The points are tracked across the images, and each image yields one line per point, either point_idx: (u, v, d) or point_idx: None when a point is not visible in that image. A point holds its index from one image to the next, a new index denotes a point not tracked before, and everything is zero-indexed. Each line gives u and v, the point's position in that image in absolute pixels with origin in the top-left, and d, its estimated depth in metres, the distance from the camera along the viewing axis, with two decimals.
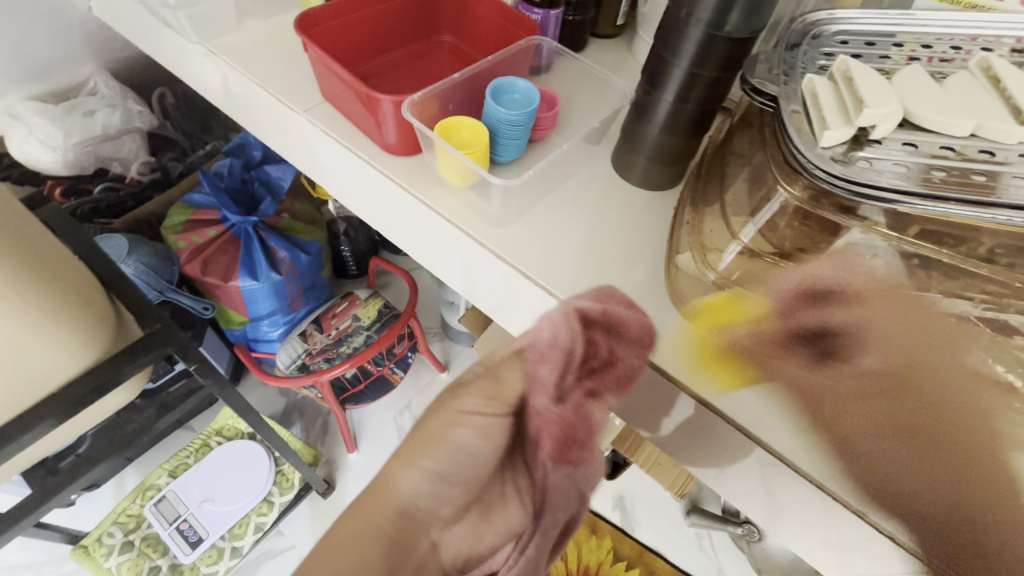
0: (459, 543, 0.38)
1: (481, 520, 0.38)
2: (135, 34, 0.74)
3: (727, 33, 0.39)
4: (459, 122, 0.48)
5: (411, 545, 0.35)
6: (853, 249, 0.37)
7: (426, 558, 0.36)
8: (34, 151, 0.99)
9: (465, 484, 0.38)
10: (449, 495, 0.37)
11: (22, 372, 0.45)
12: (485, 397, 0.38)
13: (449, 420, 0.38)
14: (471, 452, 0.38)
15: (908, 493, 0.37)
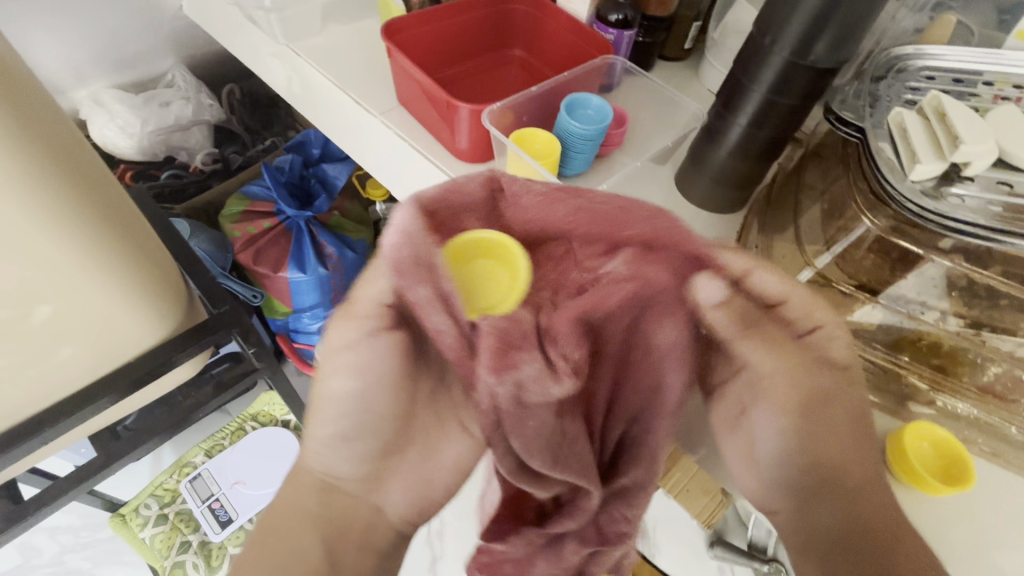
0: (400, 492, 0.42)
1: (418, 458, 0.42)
2: (222, 32, 0.79)
3: (812, 63, 0.40)
4: (533, 133, 0.49)
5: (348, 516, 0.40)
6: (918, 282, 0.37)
7: (372, 519, 0.41)
8: (113, 136, 1.05)
9: (363, 435, 0.39)
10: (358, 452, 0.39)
11: (106, 341, 0.48)
12: (347, 322, 0.36)
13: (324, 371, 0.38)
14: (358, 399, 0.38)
15: (974, 533, 0.36)
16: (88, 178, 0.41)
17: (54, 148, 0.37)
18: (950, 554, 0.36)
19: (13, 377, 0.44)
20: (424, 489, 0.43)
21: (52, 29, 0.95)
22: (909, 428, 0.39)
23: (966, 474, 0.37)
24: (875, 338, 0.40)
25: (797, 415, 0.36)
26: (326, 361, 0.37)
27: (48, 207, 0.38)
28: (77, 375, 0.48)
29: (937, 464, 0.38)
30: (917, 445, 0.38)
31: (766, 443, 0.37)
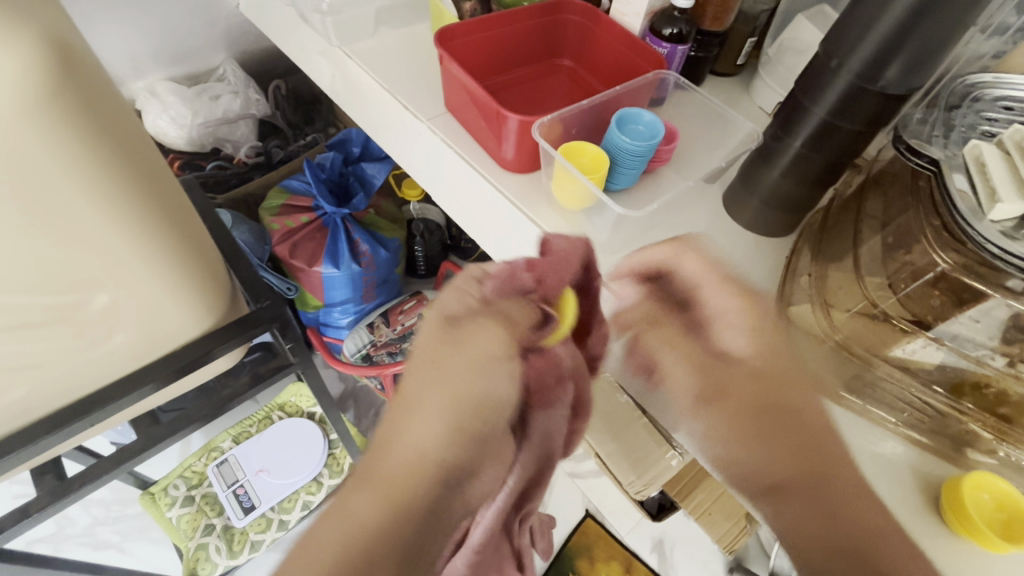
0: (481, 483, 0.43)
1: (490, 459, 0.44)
2: (276, 29, 0.80)
3: (881, 88, 0.38)
4: (581, 147, 0.49)
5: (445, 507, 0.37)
6: (980, 322, 0.35)
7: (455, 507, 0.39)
8: (165, 126, 1.10)
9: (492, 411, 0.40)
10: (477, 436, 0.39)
11: (154, 329, 0.50)
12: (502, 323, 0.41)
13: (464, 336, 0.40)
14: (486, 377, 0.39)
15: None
16: (152, 171, 0.42)
17: (121, 143, 0.38)
18: None
19: (67, 360, 0.46)
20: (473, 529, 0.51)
21: (116, 22, 0.98)
22: (980, 479, 0.37)
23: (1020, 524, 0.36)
24: (934, 378, 0.39)
25: (749, 379, 0.41)
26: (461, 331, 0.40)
27: (109, 198, 0.38)
28: (125, 360, 0.50)
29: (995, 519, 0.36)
30: (979, 498, 0.36)
31: (718, 416, 0.42)
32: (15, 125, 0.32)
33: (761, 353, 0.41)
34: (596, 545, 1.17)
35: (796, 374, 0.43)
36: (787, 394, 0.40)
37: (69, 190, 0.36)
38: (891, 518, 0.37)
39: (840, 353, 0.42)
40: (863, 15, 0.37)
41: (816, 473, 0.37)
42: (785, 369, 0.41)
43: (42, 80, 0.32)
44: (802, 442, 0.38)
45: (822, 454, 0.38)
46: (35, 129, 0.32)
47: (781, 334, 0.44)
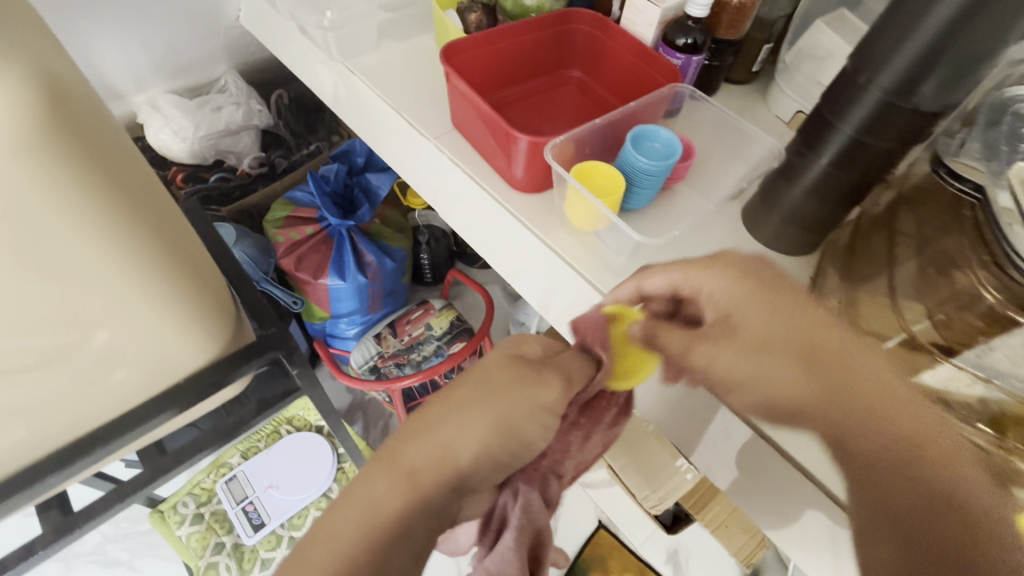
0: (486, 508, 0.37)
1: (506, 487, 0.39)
2: (277, 42, 0.78)
3: (914, 106, 0.36)
4: (595, 167, 0.47)
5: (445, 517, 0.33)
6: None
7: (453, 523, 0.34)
8: (167, 140, 1.09)
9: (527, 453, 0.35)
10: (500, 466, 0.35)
11: (159, 362, 0.48)
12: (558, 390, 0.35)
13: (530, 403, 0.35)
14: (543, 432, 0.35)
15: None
16: (148, 203, 0.40)
17: (115, 178, 0.36)
18: None
19: (70, 398, 0.45)
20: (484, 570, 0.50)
21: (116, 38, 0.97)
22: None
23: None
24: (977, 416, 0.36)
25: (739, 330, 0.38)
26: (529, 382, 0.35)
27: (105, 235, 0.37)
28: (129, 394, 0.49)
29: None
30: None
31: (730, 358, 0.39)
32: (9, 171, 0.30)
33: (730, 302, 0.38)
34: (610, 557, 1.15)
35: None
36: (783, 333, 0.37)
37: (62, 229, 0.34)
38: None
39: None
40: (895, 29, 0.35)
41: (855, 399, 0.35)
42: (776, 301, 0.37)
43: (31, 121, 0.30)
44: (831, 368, 0.36)
45: (852, 380, 0.35)
46: (25, 170, 0.31)
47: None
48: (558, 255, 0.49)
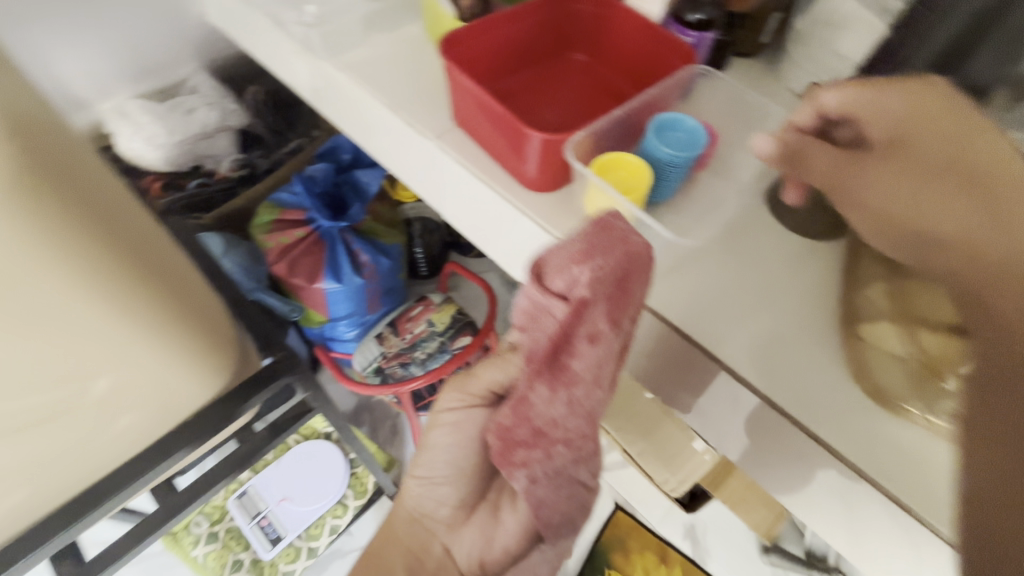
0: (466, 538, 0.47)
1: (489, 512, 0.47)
2: (249, 39, 0.72)
3: (968, 80, 0.34)
4: (619, 158, 0.43)
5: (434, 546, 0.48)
6: None
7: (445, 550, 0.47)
8: (139, 147, 1.03)
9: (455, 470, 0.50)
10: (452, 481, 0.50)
11: (164, 403, 0.45)
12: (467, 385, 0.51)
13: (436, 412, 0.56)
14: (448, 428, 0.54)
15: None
16: (131, 236, 0.37)
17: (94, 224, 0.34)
18: None
19: (76, 452, 0.42)
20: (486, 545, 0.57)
21: (73, 42, 0.90)
22: None
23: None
24: None
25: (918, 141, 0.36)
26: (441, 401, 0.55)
27: (90, 275, 0.34)
28: (133, 439, 0.45)
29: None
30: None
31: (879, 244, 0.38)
32: None
33: (884, 121, 0.37)
34: (629, 537, 1.15)
35: (870, 393, 0.40)
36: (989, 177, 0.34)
37: (39, 271, 0.32)
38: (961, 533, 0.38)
39: (923, 373, 0.38)
40: None
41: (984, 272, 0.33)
42: (927, 163, 0.36)
43: None
44: (966, 250, 0.34)
45: (991, 254, 0.33)
46: None
47: (851, 357, 0.41)
48: None
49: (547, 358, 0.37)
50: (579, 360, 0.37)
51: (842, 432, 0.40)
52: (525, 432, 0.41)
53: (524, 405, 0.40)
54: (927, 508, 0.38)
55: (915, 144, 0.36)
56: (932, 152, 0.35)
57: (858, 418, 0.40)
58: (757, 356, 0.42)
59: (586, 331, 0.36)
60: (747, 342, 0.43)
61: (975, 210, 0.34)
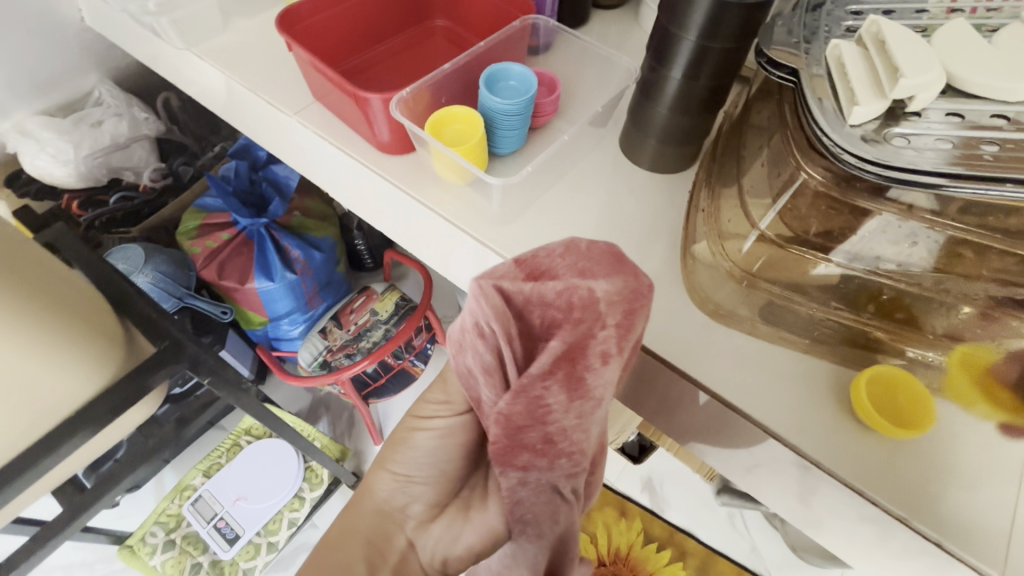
0: (433, 544, 0.43)
1: (455, 519, 0.43)
2: (121, 40, 0.70)
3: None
4: (449, 113, 0.45)
5: (386, 540, 0.43)
6: (861, 238, 0.35)
7: (404, 554, 0.43)
8: (47, 166, 0.99)
9: (428, 482, 0.44)
10: (416, 495, 0.44)
11: (38, 400, 0.46)
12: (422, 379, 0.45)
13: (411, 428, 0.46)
14: (425, 450, 0.44)
15: (937, 480, 0.35)
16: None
17: None
18: (912, 502, 0.35)
19: None
20: (445, 544, 0.42)
21: None
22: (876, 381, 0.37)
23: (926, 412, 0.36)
24: (833, 297, 0.38)
25: (767, 105, 0.41)
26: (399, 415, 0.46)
27: None
28: (14, 440, 0.46)
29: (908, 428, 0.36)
30: (854, 395, 0.37)
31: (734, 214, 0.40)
32: None
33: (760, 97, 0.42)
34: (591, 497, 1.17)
35: (710, 313, 0.41)
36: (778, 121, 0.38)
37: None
38: (813, 441, 0.37)
39: (743, 286, 0.40)
40: None
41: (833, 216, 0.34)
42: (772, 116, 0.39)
43: None
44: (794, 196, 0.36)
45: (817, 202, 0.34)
46: None
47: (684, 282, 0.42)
48: (441, 214, 0.47)
49: (563, 354, 0.34)
50: (595, 377, 0.34)
51: (696, 358, 0.40)
52: (535, 438, 0.34)
53: (540, 404, 0.34)
54: (776, 420, 0.38)
55: (768, 105, 0.41)
56: (773, 109, 0.40)
57: (709, 336, 0.41)
58: None
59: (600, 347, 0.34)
60: None
61: (773, 154, 0.38)
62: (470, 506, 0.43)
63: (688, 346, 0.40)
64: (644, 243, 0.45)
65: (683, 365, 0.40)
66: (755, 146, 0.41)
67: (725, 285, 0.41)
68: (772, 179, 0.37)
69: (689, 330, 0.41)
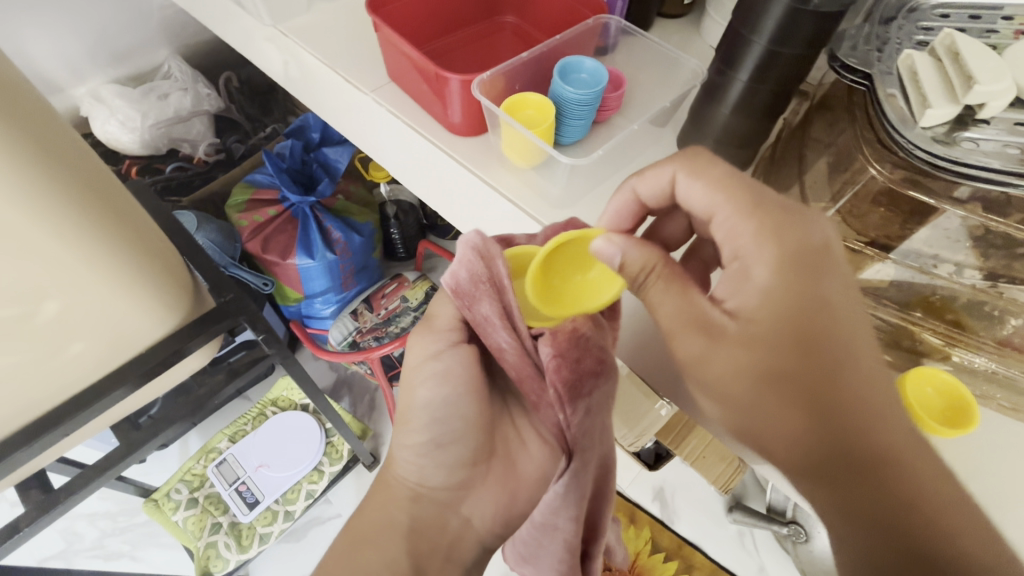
0: (486, 506, 0.44)
1: (501, 472, 0.44)
2: (208, 15, 0.75)
3: (815, 7, 0.36)
4: (524, 100, 0.48)
5: (439, 523, 0.43)
6: (930, 245, 0.37)
7: (460, 528, 0.44)
8: (115, 132, 1.04)
9: (458, 443, 0.43)
10: (453, 460, 0.43)
11: (116, 334, 0.50)
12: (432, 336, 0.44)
13: (414, 383, 0.44)
14: (441, 410, 0.42)
15: (980, 484, 0.36)
16: (71, 155, 0.41)
17: (69, 166, 0.40)
18: None
19: (30, 372, 0.46)
20: (504, 502, 0.44)
21: (43, 24, 0.93)
22: (919, 385, 0.38)
23: (970, 418, 0.37)
24: (886, 295, 0.39)
25: (824, 108, 0.43)
26: (416, 374, 0.43)
27: (38, 191, 0.38)
28: (93, 366, 0.51)
29: (916, 443, 0.33)
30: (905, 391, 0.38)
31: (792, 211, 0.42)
32: None
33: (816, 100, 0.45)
34: None
35: None
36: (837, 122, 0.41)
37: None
38: None
39: None
40: None
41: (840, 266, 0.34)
42: (832, 117, 0.42)
43: None
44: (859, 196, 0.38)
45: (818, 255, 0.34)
46: None
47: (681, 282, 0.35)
48: (506, 195, 0.49)
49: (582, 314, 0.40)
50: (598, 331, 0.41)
51: None
52: (589, 365, 0.39)
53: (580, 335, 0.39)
54: None
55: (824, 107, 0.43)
56: (829, 111, 0.42)
57: None
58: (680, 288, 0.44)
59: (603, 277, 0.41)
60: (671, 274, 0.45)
61: (834, 154, 0.40)
62: (510, 454, 0.45)
63: None
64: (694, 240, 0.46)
65: None
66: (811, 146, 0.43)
67: (755, 293, 0.33)
68: (836, 179, 0.40)
69: None
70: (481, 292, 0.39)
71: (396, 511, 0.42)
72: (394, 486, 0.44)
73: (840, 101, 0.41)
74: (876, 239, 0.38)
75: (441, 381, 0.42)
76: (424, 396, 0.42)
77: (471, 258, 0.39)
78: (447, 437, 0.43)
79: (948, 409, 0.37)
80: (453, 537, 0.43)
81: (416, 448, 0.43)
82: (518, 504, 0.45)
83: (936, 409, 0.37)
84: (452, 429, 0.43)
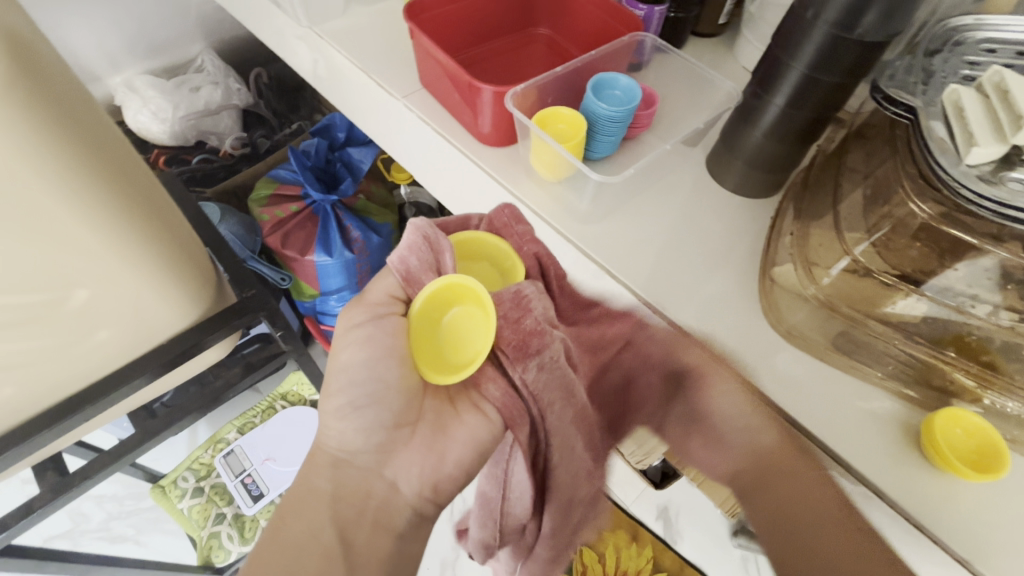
0: (413, 473, 0.41)
1: (429, 436, 0.41)
2: (246, 15, 0.77)
3: (859, 37, 0.35)
4: (556, 114, 0.48)
5: (361, 491, 0.41)
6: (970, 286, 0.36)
7: (384, 496, 0.41)
8: (147, 122, 1.06)
9: (374, 409, 0.40)
10: (370, 424, 0.40)
11: (142, 323, 0.51)
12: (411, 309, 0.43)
13: (340, 347, 0.41)
14: (362, 369, 0.39)
15: (1003, 531, 0.35)
16: (106, 151, 0.41)
17: (108, 161, 0.41)
18: (972, 544, 0.35)
19: (55, 358, 0.47)
20: (431, 467, 0.41)
21: (85, 15, 0.96)
22: (949, 424, 0.37)
23: (1000, 462, 0.36)
24: (917, 330, 0.39)
25: (863, 138, 0.43)
26: (342, 338, 0.40)
27: (71, 187, 0.38)
28: (117, 353, 0.52)
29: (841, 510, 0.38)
30: (935, 428, 0.37)
31: (824, 241, 0.41)
32: (32, 142, 0.35)
33: (854, 131, 0.45)
34: None
35: (783, 334, 0.42)
36: (875, 153, 0.41)
37: (28, 173, 0.36)
38: (879, 473, 0.37)
39: (824, 311, 0.41)
40: None
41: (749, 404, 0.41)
42: (871, 149, 0.41)
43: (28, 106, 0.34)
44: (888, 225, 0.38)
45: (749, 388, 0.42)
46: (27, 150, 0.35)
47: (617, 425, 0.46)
48: (532, 207, 0.49)
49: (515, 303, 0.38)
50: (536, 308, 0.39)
51: (772, 376, 0.41)
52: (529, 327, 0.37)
53: (523, 298, 0.38)
54: (847, 449, 0.38)
55: (862, 138, 0.43)
56: (868, 143, 0.42)
57: (778, 356, 0.42)
58: (705, 312, 0.44)
59: (534, 249, 0.42)
60: (695, 299, 0.44)
61: (870, 185, 0.40)
62: (443, 423, 0.40)
63: (762, 367, 0.41)
64: (718, 262, 0.46)
65: (756, 384, 0.41)
66: (847, 175, 0.42)
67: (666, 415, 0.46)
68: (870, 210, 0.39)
69: (761, 347, 0.42)
70: (425, 274, 0.38)
71: (320, 479, 0.40)
72: (317, 452, 0.42)
73: (880, 133, 0.41)
74: (904, 271, 0.38)
75: (366, 343, 0.39)
76: (345, 359, 0.40)
77: (417, 242, 0.38)
78: (363, 400, 0.40)
79: (978, 451, 0.36)
80: (378, 502, 0.41)
81: (338, 413, 0.40)
82: (445, 469, 0.41)
83: (967, 451, 0.36)
84: (368, 391, 0.39)
